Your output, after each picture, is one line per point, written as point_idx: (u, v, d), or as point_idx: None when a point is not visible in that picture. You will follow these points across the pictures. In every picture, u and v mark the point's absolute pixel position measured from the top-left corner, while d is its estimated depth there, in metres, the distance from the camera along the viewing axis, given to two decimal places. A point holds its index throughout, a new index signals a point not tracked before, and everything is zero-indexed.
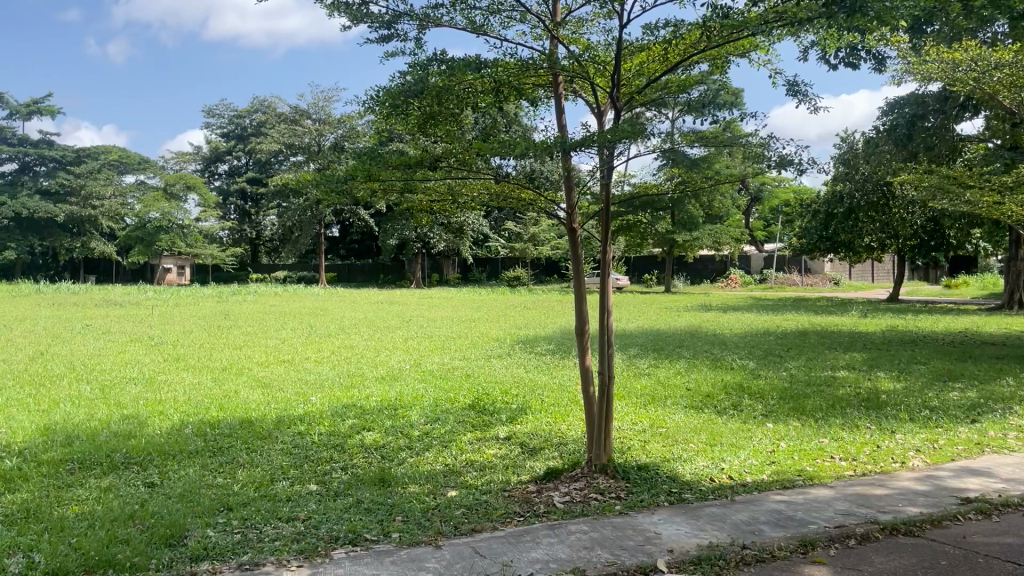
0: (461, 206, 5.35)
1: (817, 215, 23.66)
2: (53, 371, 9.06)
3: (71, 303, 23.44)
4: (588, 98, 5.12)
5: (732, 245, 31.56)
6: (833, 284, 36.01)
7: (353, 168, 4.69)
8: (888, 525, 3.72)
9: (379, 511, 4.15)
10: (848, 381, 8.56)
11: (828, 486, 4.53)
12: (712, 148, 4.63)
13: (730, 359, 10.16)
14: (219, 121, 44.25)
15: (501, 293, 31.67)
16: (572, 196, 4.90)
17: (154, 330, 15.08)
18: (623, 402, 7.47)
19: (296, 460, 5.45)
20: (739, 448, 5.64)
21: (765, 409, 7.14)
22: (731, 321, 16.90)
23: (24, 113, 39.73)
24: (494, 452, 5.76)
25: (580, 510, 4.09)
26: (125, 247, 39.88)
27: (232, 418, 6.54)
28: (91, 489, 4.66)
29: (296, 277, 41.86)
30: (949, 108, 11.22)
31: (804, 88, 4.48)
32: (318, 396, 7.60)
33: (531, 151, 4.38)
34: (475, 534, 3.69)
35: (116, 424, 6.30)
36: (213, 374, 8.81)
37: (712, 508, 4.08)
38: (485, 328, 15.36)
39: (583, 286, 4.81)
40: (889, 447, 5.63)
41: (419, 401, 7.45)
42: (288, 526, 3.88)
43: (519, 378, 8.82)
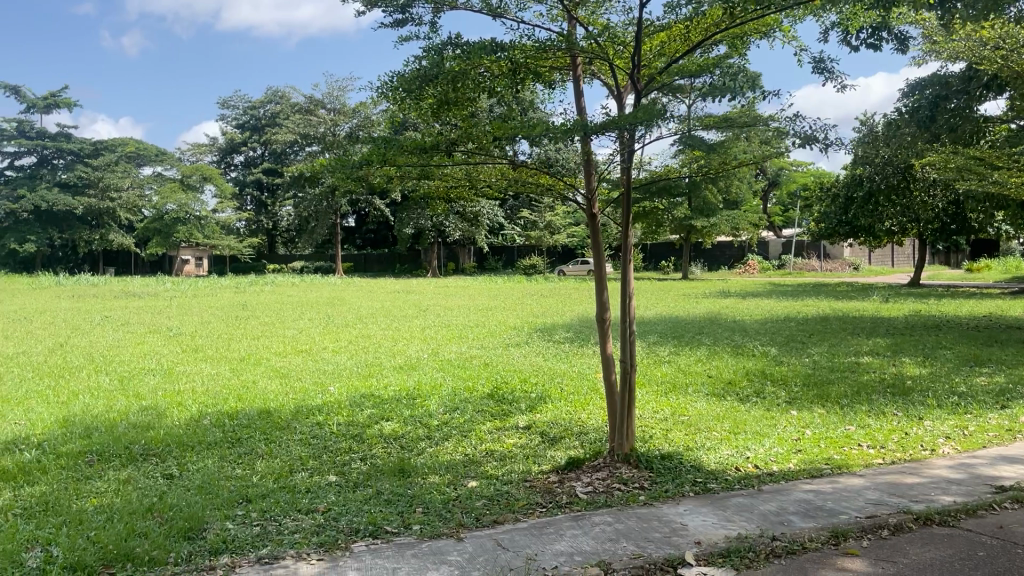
0: (478, 193, 5.26)
1: (836, 199, 23.40)
2: (72, 363, 9.07)
3: (90, 295, 23.62)
4: (606, 81, 5.00)
5: (750, 231, 31.30)
6: (853, 269, 35.67)
7: (368, 153, 4.59)
8: (921, 515, 3.61)
9: (400, 503, 4.09)
10: (872, 367, 8.43)
11: (858, 474, 4.42)
12: (731, 132, 4.52)
13: (751, 345, 10.07)
14: (234, 112, 44.34)
15: (517, 281, 31.63)
16: (592, 181, 4.79)
17: (173, 321, 15.14)
18: (643, 390, 7.39)
19: (315, 450, 5.41)
20: (764, 437, 5.54)
21: (789, 396, 7.03)
22: (750, 307, 16.76)
23: (42, 106, 39.94)
24: (513, 442, 5.69)
25: (604, 500, 4.00)
26: (143, 239, 40.14)
27: (250, 409, 6.52)
28: (110, 481, 4.63)
29: (313, 267, 41.98)
30: (973, 88, 10.87)
31: (831, 66, 4.34)
32: (336, 385, 7.56)
33: (551, 134, 4.27)
34: (497, 526, 3.63)
35: (135, 416, 6.29)
36: (231, 365, 8.80)
37: (739, 498, 3.98)
38: (502, 317, 15.32)
39: (604, 272, 4.71)
40: (917, 434, 5.50)
41: (437, 390, 7.40)
42: (307, 518, 3.82)
43: (538, 366, 8.76)
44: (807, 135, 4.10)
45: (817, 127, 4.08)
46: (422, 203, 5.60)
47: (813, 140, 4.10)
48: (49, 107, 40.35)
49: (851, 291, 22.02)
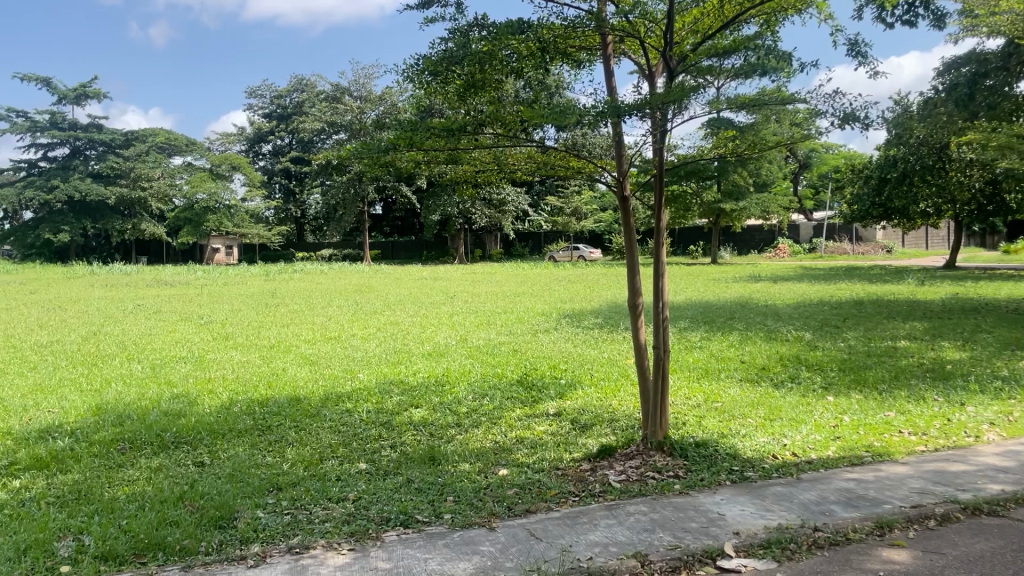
0: (507, 177, 5.17)
1: (869, 181, 22.99)
2: (104, 351, 9.16)
3: (123, 284, 23.92)
4: (636, 59, 4.88)
5: (781, 214, 30.86)
6: (885, 252, 35.10)
7: (395, 137, 4.52)
8: (970, 505, 3.48)
9: (430, 491, 4.04)
10: (910, 351, 8.23)
11: (900, 462, 4.30)
12: (761, 115, 4.40)
13: (784, 330, 9.91)
14: (262, 101, 44.52)
15: (545, 267, 31.50)
16: (623, 163, 4.67)
17: (204, 309, 15.27)
18: (675, 376, 7.29)
19: (345, 437, 5.38)
20: (800, 423, 5.42)
21: (825, 381, 6.89)
22: (782, 291, 16.50)
23: (73, 97, 40.42)
24: (544, 429, 5.62)
25: (638, 489, 3.92)
26: (174, 228, 40.59)
27: (280, 396, 6.52)
28: (141, 469, 4.64)
29: (341, 254, 42.17)
30: (1012, 64, 10.22)
31: (866, 49, 4.09)
32: (365, 372, 7.53)
33: (580, 116, 4.17)
34: (530, 515, 3.56)
35: (167, 403, 6.32)
36: (261, 352, 8.82)
37: (777, 487, 3.88)
38: (529, 303, 15.23)
39: (635, 257, 4.61)
40: (960, 420, 5.34)
41: (466, 376, 7.36)
42: (338, 507, 3.78)
43: (568, 352, 8.67)
44: (844, 113, 3.94)
45: (857, 105, 3.92)
46: (450, 187, 5.52)
47: (849, 119, 3.95)
48: (81, 98, 40.84)
49: (885, 274, 21.63)
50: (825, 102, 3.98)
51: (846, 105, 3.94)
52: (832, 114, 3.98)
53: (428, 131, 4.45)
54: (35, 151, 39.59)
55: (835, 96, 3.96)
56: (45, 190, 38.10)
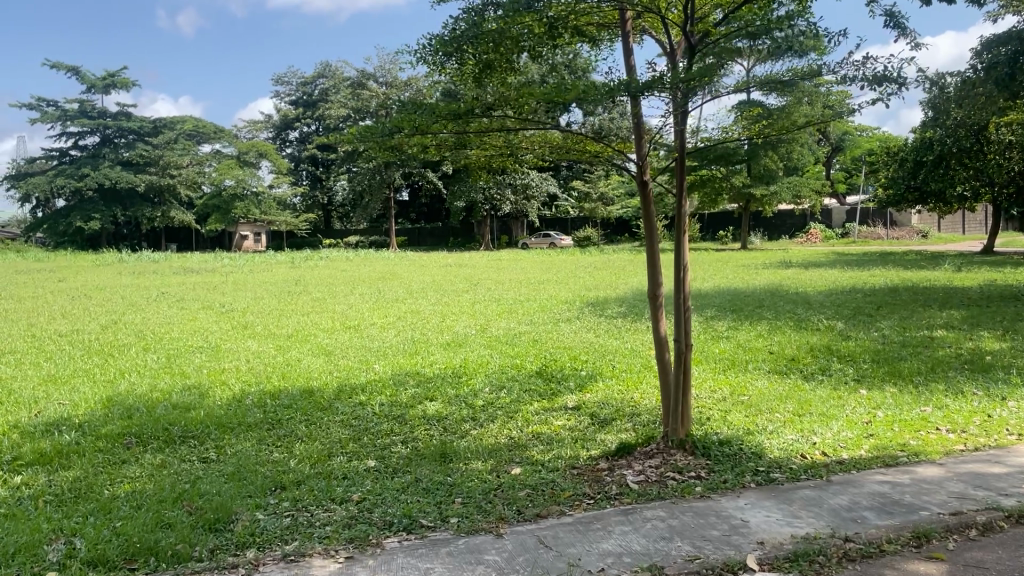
0: (521, 161, 4.93)
1: (905, 163, 22.39)
2: (122, 340, 9.10)
3: (150, 271, 24.05)
4: (656, 37, 4.63)
5: (813, 199, 30.28)
6: (921, 237, 34.32)
7: (399, 120, 4.26)
8: (1014, 512, 3.21)
9: (438, 492, 3.85)
10: (948, 342, 7.87)
11: (937, 463, 4.03)
12: (792, 97, 4.14)
13: (816, 319, 9.60)
14: (288, 88, 44.48)
15: (571, 253, 31.16)
16: (643, 145, 4.42)
17: (226, 297, 15.27)
18: (699, 368, 7.05)
19: (357, 432, 5.22)
20: (830, 419, 5.16)
21: (857, 373, 6.60)
22: (814, 277, 16.10)
23: (102, 86, 40.70)
24: (561, 424, 5.42)
25: (656, 492, 3.70)
26: (203, 215, 40.91)
27: (293, 388, 6.38)
28: (144, 465, 4.51)
29: (368, 241, 42.21)
30: None
31: (905, 21, 3.78)
32: (381, 363, 7.38)
33: (594, 96, 3.95)
34: (540, 521, 3.36)
35: (177, 396, 6.19)
36: (277, 342, 8.71)
37: (805, 491, 3.65)
38: (554, 290, 15.01)
39: (655, 245, 4.37)
40: (1002, 416, 5.03)
41: (484, 368, 7.16)
42: (340, 509, 3.61)
43: (589, 343, 8.44)
44: (870, 77, 3.67)
45: (890, 67, 3.63)
46: (464, 173, 5.28)
47: (875, 83, 3.67)
48: (110, 87, 41.10)
49: (921, 259, 21.17)
50: (853, 69, 3.70)
51: (872, 70, 3.67)
52: (859, 79, 3.69)
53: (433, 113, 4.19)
54: (66, 140, 39.97)
55: (864, 62, 3.68)
56: (76, 178, 38.44)
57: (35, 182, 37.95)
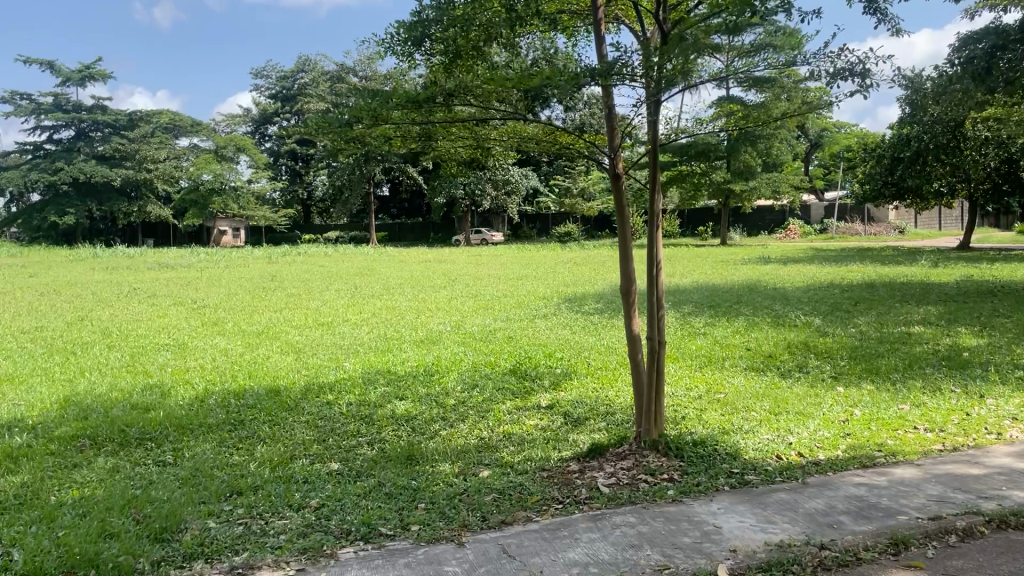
0: (489, 153, 4.77)
1: (882, 160, 22.42)
2: (86, 338, 8.84)
3: (124, 266, 23.62)
4: (631, 25, 4.50)
5: (792, 194, 30.34)
6: (898, 233, 34.54)
7: (357, 109, 4.04)
8: (994, 517, 3.10)
9: (401, 498, 3.68)
10: (925, 339, 7.79)
11: (914, 464, 3.93)
12: (771, 93, 4.02)
13: (793, 315, 9.51)
14: (267, 82, 43.99)
15: (552, 248, 31.02)
16: (616, 136, 4.25)
17: (199, 292, 14.98)
18: (676, 364, 6.94)
19: (321, 434, 5.06)
20: (807, 418, 5.05)
21: (834, 370, 6.52)
22: (792, 274, 16.04)
23: (77, 79, 40.05)
24: (534, 423, 5.28)
25: (627, 496, 3.56)
26: (180, 209, 40.39)
27: (258, 387, 6.19)
28: (96, 470, 4.33)
29: (348, 237, 41.91)
30: None
31: (886, 6, 3.68)
32: (351, 362, 7.19)
33: (562, 82, 3.78)
34: (504, 528, 3.21)
35: (138, 395, 6.01)
36: (246, 340, 8.49)
37: (780, 494, 3.53)
38: (532, 286, 14.87)
39: (628, 240, 4.23)
40: (980, 415, 4.95)
41: (456, 366, 7.01)
42: (296, 517, 3.44)
43: (564, 339, 8.32)
44: (846, 69, 3.56)
45: (865, 58, 3.52)
46: (433, 165, 5.12)
47: (851, 74, 3.56)
48: (85, 79, 40.50)
49: (897, 255, 21.24)
50: (828, 62, 3.59)
51: (846, 62, 3.57)
52: (835, 71, 3.58)
53: (393, 102, 4.01)
54: (40, 133, 39.29)
55: (839, 53, 3.57)
56: (50, 172, 37.74)
57: (8, 175, 37.22)
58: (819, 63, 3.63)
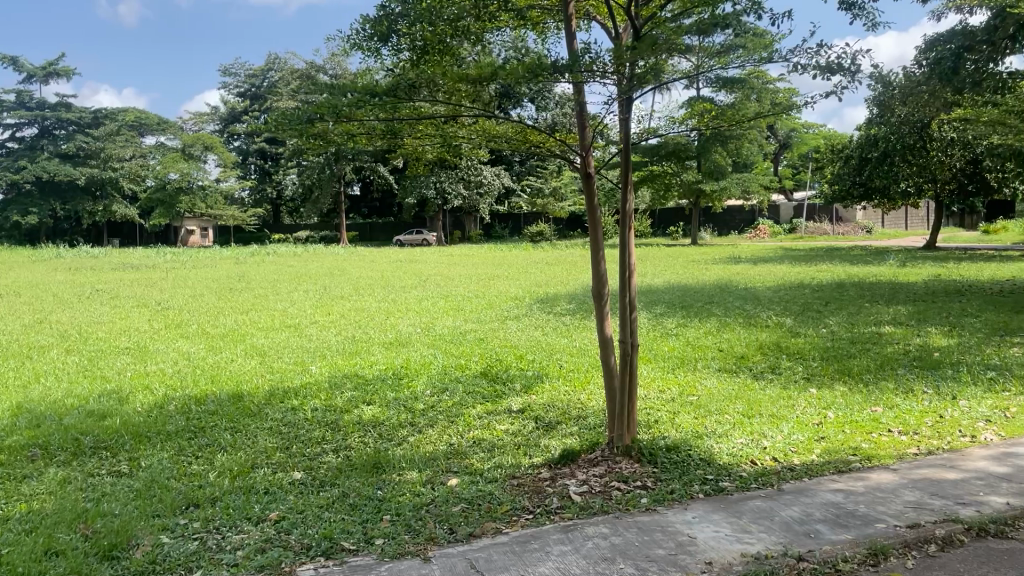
0: (458, 153, 4.62)
1: (850, 160, 22.59)
2: (43, 341, 8.56)
3: (88, 266, 23.14)
4: (602, 22, 4.39)
5: (762, 194, 30.53)
6: (865, 232, 34.94)
7: (318, 106, 3.89)
8: (973, 525, 3.04)
9: (366, 510, 3.54)
10: (895, 339, 7.79)
11: (891, 469, 3.86)
12: (742, 93, 3.96)
13: (764, 316, 9.48)
14: (235, 80, 43.31)
15: (523, 248, 30.94)
16: (587, 135, 4.15)
17: (164, 294, 14.67)
18: (649, 367, 6.85)
19: (284, 441, 4.89)
20: (780, 421, 4.99)
21: (807, 372, 6.46)
22: (763, 273, 16.08)
23: (42, 76, 39.25)
24: (504, 428, 5.16)
25: (599, 506, 3.45)
26: (147, 209, 39.72)
27: (221, 392, 6.01)
28: (46, 481, 4.13)
29: (318, 237, 41.50)
30: (998, 38, 8.77)
31: (860, 3, 3.73)
32: (317, 365, 7.01)
33: (530, 77, 3.66)
34: (473, 542, 3.09)
35: (95, 401, 5.80)
36: (209, 343, 8.28)
37: (755, 502, 3.44)
38: (504, 287, 14.75)
39: (599, 241, 4.13)
40: (954, 417, 4.91)
41: (426, 369, 6.88)
42: (255, 531, 3.29)
43: (536, 341, 8.20)
44: (828, 65, 3.46)
45: (845, 54, 3.43)
46: (399, 165, 4.95)
47: (833, 70, 3.46)
48: (48, 76, 39.60)
49: (865, 254, 21.44)
50: (806, 57, 3.50)
51: (828, 58, 3.46)
52: (813, 67, 3.48)
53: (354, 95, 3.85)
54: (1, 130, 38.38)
55: (818, 49, 3.48)
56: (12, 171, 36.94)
57: None
58: (798, 60, 3.52)
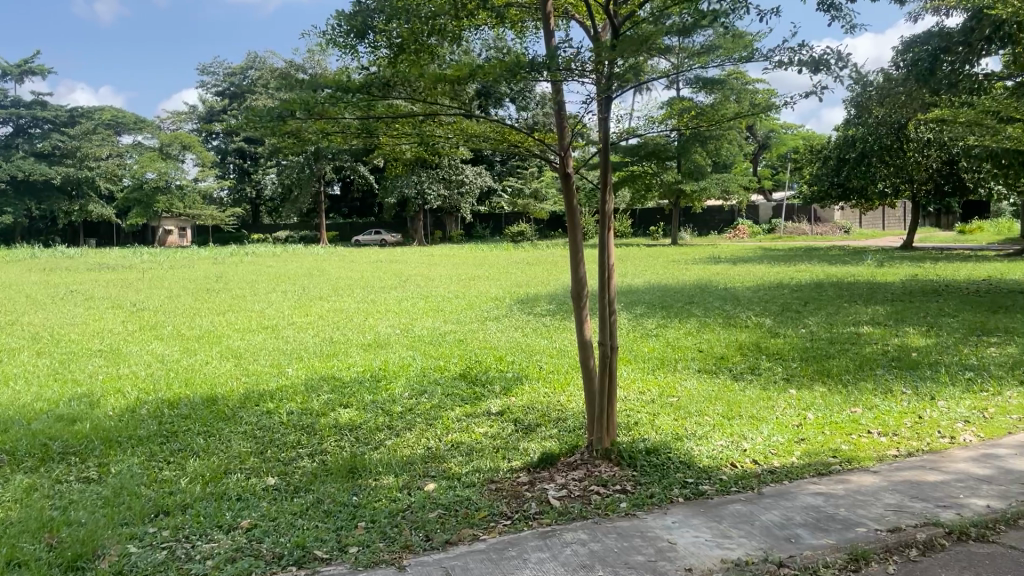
0: (435, 152, 4.56)
1: (829, 161, 22.72)
2: (13, 344, 8.39)
3: (63, 267, 22.80)
4: (581, 20, 4.34)
5: (741, 195, 30.65)
6: (843, 232, 35.20)
7: (290, 103, 3.81)
8: (954, 528, 3.02)
9: (340, 517, 3.46)
10: (873, 339, 7.82)
11: (871, 471, 3.84)
12: (721, 94, 3.92)
13: (743, 316, 9.47)
14: (213, 78, 42.92)
15: (504, 248, 30.75)
16: (566, 135, 4.10)
17: (140, 295, 14.43)
18: (629, 367, 6.81)
19: (259, 445, 4.81)
20: (760, 422, 4.97)
21: (787, 372, 6.46)
22: (742, 273, 16.08)
23: (17, 74, 38.71)
24: (483, 431, 5.11)
25: (578, 511, 3.40)
26: (124, 209, 39.27)
27: (194, 395, 5.90)
28: (11, 488, 4.03)
29: (297, 237, 41.21)
30: (974, 40, 8.78)
31: (839, 4, 3.70)
32: (293, 367, 6.92)
33: (506, 76, 3.62)
34: (449, 549, 3.02)
35: (65, 405, 5.68)
36: (184, 345, 8.17)
37: (736, 506, 3.40)
38: (484, 287, 14.68)
39: (578, 243, 4.08)
40: (933, 418, 4.91)
41: (404, 370, 6.81)
42: (225, 540, 3.21)
43: (515, 343, 8.13)
44: (810, 62, 3.42)
45: (827, 51, 3.40)
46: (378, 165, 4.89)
47: (816, 67, 3.42)
48: (23, 75, 39.08)
49: (843, 254, 21.57)
50: (787, 54, 3.46)
51: (809, 56, 3.43)
52: (796, 64, 3.44)
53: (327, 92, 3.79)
54: None
55: (799, 47, 3.45)
56: None
57: None
58: (780, 57, 3.48)
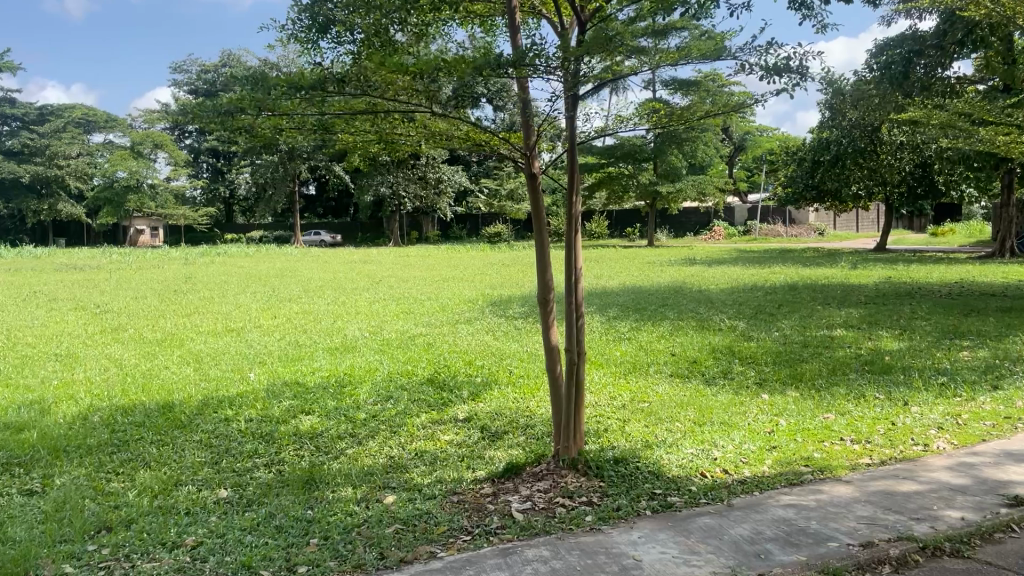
0: (396, 150, 4.41)
1: (803, 163, 22.80)
2: None
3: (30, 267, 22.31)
4: (549, 16, 4.20)
5: (716, 197, 30.72)
6: (817, 235, 35.43)
7: (239, 98, 3.63)
8: (929, 543, 2.92)
9: (292, 533, 3.30)
10: (847, 342, 7.75)
11: (844, 481, 3.74)
12: (695, 96, 3.79)
13: (717, 318, 9.42)
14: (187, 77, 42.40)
15: (481, 249, 30.59)
16: (532, 134, 3.96)
17: (103, 296, 14.10)
18: (600, 372, 6.69)
19: (214, 454, 4.62)
20: (731, 429, 4.86)
21: (759, 377, 6.38)
22: (716, 275, 16.09)
23: None
24: (448, 439, 4.95)
25: (542, 525, 3.25)
26: (94, 210, 38.62)
27: (150, 402, 5.69)
28: None
29: (271, 237, 40.78)
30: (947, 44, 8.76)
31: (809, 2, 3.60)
32: (255, 372, 6.72)
33: (468, 72, 3.47)
34: (404, 568, 2.87)
35: (14, 412, 5.46)
36: (145, 348, 7.91)
37: (705, 519, 3.28)
38: (458, 288, 14.52)
39: (546, 246, 3.94)
40: (906, 424, 4.83)
41: (370, 375, 6.63)
42: (168, 559, 3.04)
43: (485, 346, 7.98)
44: (780, 64, 3.33)
45: (794, 54, 3.31)
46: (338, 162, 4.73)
47: (784, 70, 3.34)
48: None
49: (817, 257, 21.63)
50: (755, 55, 3.37)
51: (777, 57, 3.34)
52: (761, 66, 3.36)
53: (280, 89, 3.62)
54: None
55: (768, 48, 3.35)
56: None
57: None
58: (749, 57, 3.39)
